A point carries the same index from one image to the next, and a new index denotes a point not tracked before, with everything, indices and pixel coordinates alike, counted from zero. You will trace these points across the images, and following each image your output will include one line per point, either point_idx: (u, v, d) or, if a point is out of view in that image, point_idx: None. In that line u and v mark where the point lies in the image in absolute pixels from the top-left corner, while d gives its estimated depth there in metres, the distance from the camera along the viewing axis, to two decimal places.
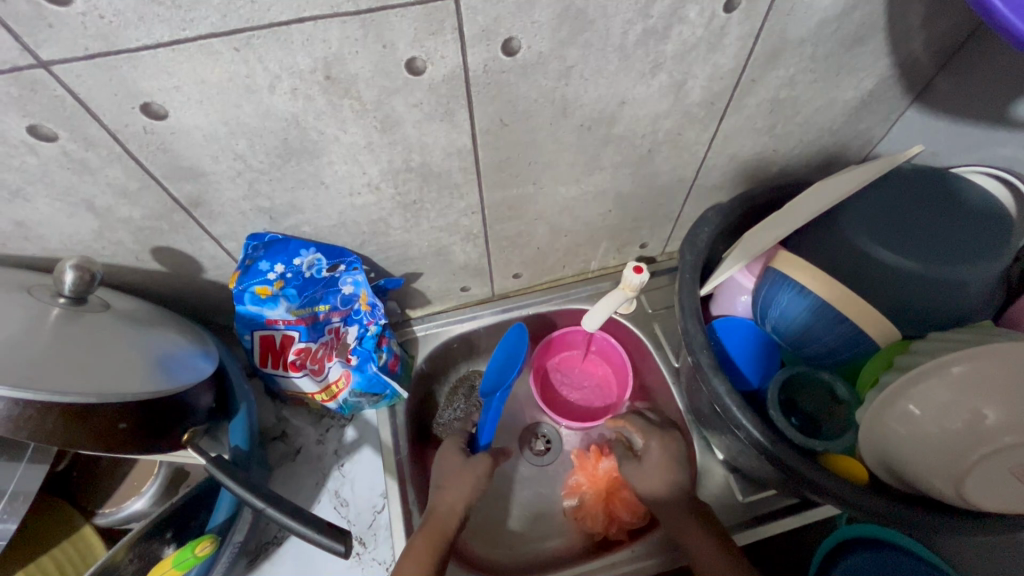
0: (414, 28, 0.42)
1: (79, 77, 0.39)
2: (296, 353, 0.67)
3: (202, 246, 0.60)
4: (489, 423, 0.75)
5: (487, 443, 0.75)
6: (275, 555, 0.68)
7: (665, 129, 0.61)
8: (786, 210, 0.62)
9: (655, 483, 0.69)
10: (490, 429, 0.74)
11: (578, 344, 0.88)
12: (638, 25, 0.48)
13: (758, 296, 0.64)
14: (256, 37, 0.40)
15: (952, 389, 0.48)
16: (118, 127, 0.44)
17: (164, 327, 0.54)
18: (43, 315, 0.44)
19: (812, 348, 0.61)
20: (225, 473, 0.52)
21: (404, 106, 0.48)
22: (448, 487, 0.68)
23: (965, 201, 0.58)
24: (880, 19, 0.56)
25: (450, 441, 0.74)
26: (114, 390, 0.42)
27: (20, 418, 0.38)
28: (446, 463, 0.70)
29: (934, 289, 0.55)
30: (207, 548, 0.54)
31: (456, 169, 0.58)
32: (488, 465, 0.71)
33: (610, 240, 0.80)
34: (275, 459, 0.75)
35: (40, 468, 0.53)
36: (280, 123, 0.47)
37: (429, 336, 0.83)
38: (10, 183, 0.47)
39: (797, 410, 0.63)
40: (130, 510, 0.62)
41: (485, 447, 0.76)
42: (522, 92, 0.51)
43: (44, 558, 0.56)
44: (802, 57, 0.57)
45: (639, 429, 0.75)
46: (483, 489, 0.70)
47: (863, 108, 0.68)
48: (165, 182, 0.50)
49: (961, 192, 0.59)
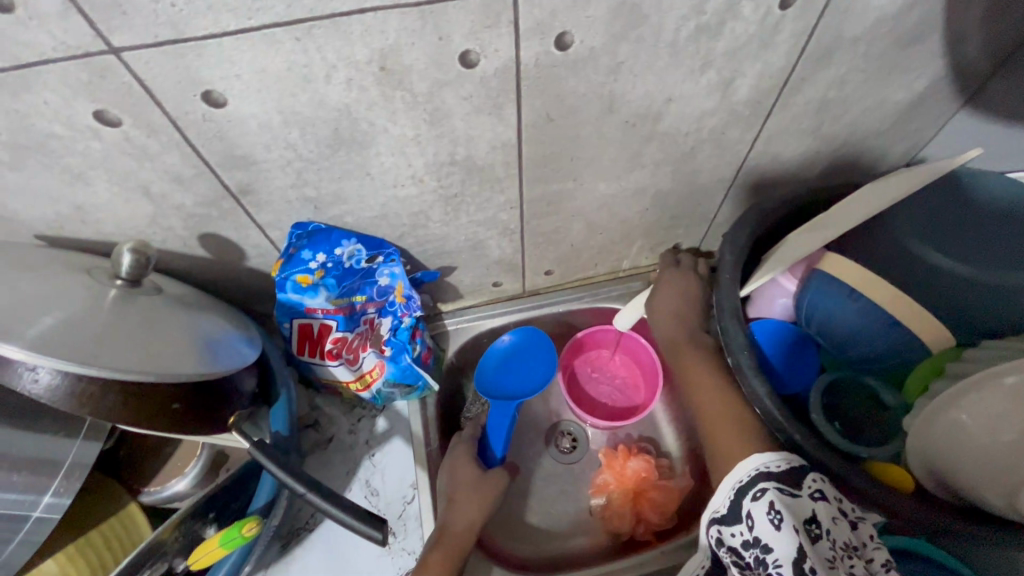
0: (470, 21, 0.42)
1: (147, 64, 0.40)
2: (333, 342, 0.68)
3: (248, 234, 0.61)
4: (499, 432, 0.74)
5: (501, 455, 0.73)
6: (307, 540, 0.70)
7: (709, 128, 0.61)
8: (834, 212, 0.60)
9: (664, 312, 0.70)
10: (501, 436, 0.74)
11: (608, 344, 0.88)
12: (691, 21, 0.47)
13: (802, 302, 0.62)
14: (318, 27, 0.40)
15: (1009, 401, 0.47)
16: (179, 115, 0.45)
17: (210, 310, 0.55)
18: (102, 295, 0.46)
19: (860, 351, 0.60)
20: (268, 458, 0.52)
21: (454, 98, 0.49)
22: (459, 501, 0.66)
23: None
24: (937, 17, 0.54)
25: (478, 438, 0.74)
26: (167, 370, 0.43)
27: (81, 394, 0.40)
28: (460, 472, 0.68)
29: (997, 299, 0.53)
30: (254, 530, 0.55)
31: (499, 163, 0.58)
32: (505, 480, 0.69)
33: (645, 239, 0.79)
34: (309, 447, 0.76)
35: (94, 444, 0.55)
36: (333, 113, 0.47)
37: (461, 330, 0.84)
38: (73, 167, 0.48)
39: (840, 415, 0.62)
40: (174, 490, 0.63)
41: (500, 460, 0.73)
42: (571, 86, 0.51)
43: (93, 533, 0.58)
44: (854, 56, 0.56)
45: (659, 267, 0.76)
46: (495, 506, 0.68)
47: (912, 109, 0.66)
48: (218, 169, 0.51)
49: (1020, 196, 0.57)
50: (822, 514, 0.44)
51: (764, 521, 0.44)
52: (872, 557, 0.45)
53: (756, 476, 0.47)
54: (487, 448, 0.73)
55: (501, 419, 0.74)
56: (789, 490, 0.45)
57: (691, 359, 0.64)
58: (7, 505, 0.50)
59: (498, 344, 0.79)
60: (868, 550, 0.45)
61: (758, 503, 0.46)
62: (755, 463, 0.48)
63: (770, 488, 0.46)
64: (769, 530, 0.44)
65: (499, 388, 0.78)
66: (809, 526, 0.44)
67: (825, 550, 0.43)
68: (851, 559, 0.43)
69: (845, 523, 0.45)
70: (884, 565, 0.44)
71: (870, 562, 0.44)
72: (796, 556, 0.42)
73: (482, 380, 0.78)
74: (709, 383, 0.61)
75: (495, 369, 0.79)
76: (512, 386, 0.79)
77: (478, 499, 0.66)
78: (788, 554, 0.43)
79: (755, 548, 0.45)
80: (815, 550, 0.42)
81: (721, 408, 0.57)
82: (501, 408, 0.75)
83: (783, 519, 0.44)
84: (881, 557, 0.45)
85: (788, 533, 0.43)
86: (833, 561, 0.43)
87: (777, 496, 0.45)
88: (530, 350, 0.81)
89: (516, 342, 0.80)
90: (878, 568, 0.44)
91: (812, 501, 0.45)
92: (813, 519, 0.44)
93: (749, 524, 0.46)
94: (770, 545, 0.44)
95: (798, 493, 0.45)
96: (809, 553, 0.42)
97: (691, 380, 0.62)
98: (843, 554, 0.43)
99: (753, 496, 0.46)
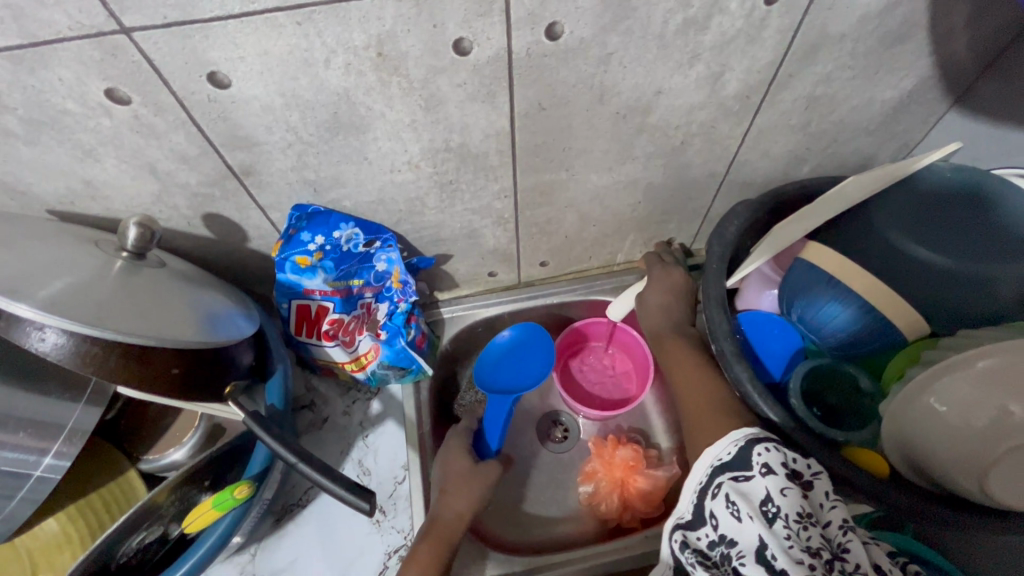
0: (463, 9, 0.44)
1: (155, 44, 0.42)
2: (329, 324, 0.70)
3: (250, 215, 0.63)
4: (496, 426, 0.75)
5: (496, 449, 0.74)
6: (300, 516, 0.72)
7: (699, 122, 0.62)
8: (821, 203, 0.62)
9: (653, 302, 0.71)
10: (497, 430, 0.75)
11: (601, 336, 0.89)
12: (679, 14, 0.49)
13: (785, 286, 0.65)
14: (318, 12, 0.42)
15: (976, 385, 0.48)
16: (185, 94, 0.47)
17: (211, 287, 0.57)
18: (108, 266, 0.48)
19: (837, 338, 0.61)
20: (261, 427, 0.54)
21: (449, 85, 0.51)
22: (450, 492, 0.66)
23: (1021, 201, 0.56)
24: (922, 17, 0.56)
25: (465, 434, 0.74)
26: (167, 335, 0.45)
27: (85, 354, 0.42)
28: (452, 463, 0.69)
29: (977, 287, 0.53)
30: (245, 492, 0.57)
31: (493, 151, 0.60)
32: (498, 473, 0.70)
33: (638, 233, 0.81)
34: (303, 426, 0.78)
35: (95, 410, 0.57)
36: (332, 97, 0.49)
37: (455, 318, 0.85)
38: (84, 143, 0.51)
39: (819, 401, 0.64)
40: (170, 459, 0.66)
41: (495, 454, 0.74)
42: (562, 76, 0.53)
43: (94, 495, 0.61)
44: (840, 53, 0.57)
45: (648, 262, 0.78)
46: (490, 496, 0.69)
47: (902, 109, 0.68)
48: (222, 150, 0.53)
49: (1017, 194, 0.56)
50: (774, 493, 0.44)
51: (725, 514, 0.46)
52: (828, 520, 0.45)
53: (713, 471, 0.48)
54: (483, 441, 0.75)
55: (498, 413, 0.75)
56: (742, 475, 0.46)
57: (675, 346, 0.66)
58: (13, 463, 0.53)
59: (498, 340, 0.81)
60: (823, 513, 0.45)
61: (717, 500, 0.47)
62: (709, 458, 0.49)
63: (725, 481, 0.47)
64: (731, 524, 0.45)
65: (501, 383, 0.79)
66: (764, 508, 0.44)
67: (780, 530, 0.43)
68: (806, 531, 0.43)
69: (797, 492, 0.44)
70: (840, 527, 0.44)
71: (828, 527, 0.44)
72: (759, 544, 0.43)
73: (481, 374, 0.79)
74: (693, 363, 0.63)
75: (493, 364, 0.80)
76: (512, 381, 0.79)
77: (472, 484, 0.67)
78: (751, 544, 0.44)
79: (721, 545, 0.46)
80: (773, 533, 0.43)
81: (700, 392, 0.59)
82: (499, 401, 0.76)
83: (740, 509, 0.45)
84: (837, 518, 0.45)
85: (747, 523, 0.44)
86: (790, 539, 0.42)
87: (731, 488, 0.46)
88: (530, 347, 0.81)
89: (515, 338, 0.81)
90: (835, 532, 0.44)
91: (764, 479, 0.45)
92: (767, 499, 0.45)
93: (713, 524, 0.46)
94: (734, 538, 0.45)
95: (750, 477, 0.46)
96: (768, 538, 0.43)
97: (675, 363, 0.64)
98: (798, 528, 0.43)
99: (711, 495, 0.47)
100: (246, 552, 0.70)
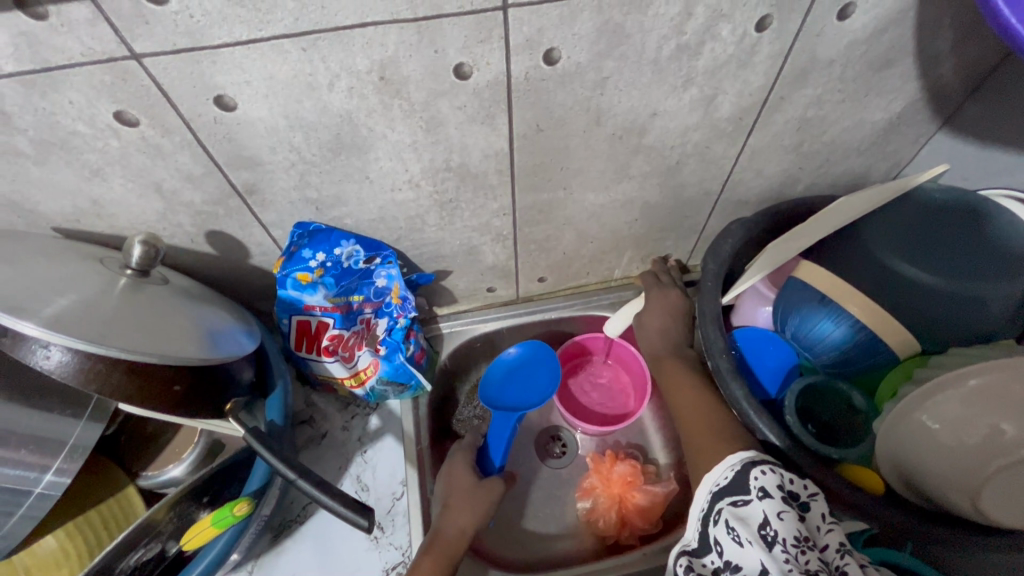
0: (464, 36, 0.46)
1: (165, 69, 0.44)
2: (329, 339, 0.70)
3: (252, 233, 0.64)
4: (500, 444, 0.75)
5: (499, 465, 0.74)
6: (297, 532, 0.72)
7: (693, 142, 0.64)
8: (812, 224, 0.64)
9: (652, 322, 0.72)
10: (500, 447, 0.74)
11: (600, 351, 0.90)
12: (672, 40, 0.51)
13: (782, 305, 0.66)
14: (323, 39, 0.44)
15: (966, 404, 0.49)
16: (192, 116, 0.48)
17: (214, 304, 0.58)
18: (112, 284, 0.49)
19: (831, 354, 0.63)
20: (263, 444, 0.54)
21: (449, 108, 0.52)
22: (454, 508, 0.66)
23: (1009, 223, 0.57)
24: (908, 44, 0.57)
25: (461, 453, 0.74)
26: (169, 352, 0.46)
27: (88, 371, 0.43)
28: (454, 479, 0.70)
29: (959, 305, 0.54)
30: (245, 509, 0.58)
31: (492, 171, 0.61)
32: (501, 491, 0.70)
33: (635, 250, 0.82)
34: (302, 441, 0.78)
35: (96, 427, 0.57)
36: (335, 119, 0.51)
37: (454, 333, 0.86)
38: (92, 162, 0.52)
39: (813, 418, 0.65)
40: (170, 475, 0.66)
41: (497, 470, 0.74)
42: (558, 99, 0.54)
43: (93, 512, 0.62)
44: (830, 77, 0.59)
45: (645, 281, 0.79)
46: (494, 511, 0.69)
47: (892, 130, 0.69)
48: (226, 169, 0.54)
49: (1006, 215, 0.58)
50: (773, 516, 0.45)
51: (728, 540, 0.46)
52: (826, 543, 0.45)
53: (715, 496, 0.49)
54: (485, 456, 0.74)
55: (502, 431, 0.75)
56: (741, 499, 0.47)
57: (671, 366, 0.67)
58: (13, 479, 0.53)
59: (504, 357, 0.82)
60: (820, 536, 0.45)
61: (719, 526, 0.47)
62: (708, 484, 0.50)
63: (726, 506, 0.47)
64: (733, 549, 0.45)
65: (506, 399, 0.79)
66: (763, 532, 0.44)
67: (780, 554, 0.43)
68: (805, 554, 0.43)
69: (793, 515, 0.44)
70: (837, 550, 0.44)
71: (825, 550, 0.45)
72: (761, 568, 0.43)
73: (486, 392, 0.79)
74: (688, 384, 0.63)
75: (500, 381, 0.81)
76: (516, 398, 0.79)
77: (473, 500, 0.67)
78: (753, 569, 0.44)
79: (726, 572, 0.45)
80: (773, 557, 0.43)
81: (696, 410, 0.59)
82: (502, 420, 0.75)
83: (740, 534, 0.45)
84: (835, 542, 0.45)
85: (749, 548, 0.44)
86: (789, 562, 0.42)
87: (729, 514, 0.47)
88: (536, 365, 0.82)
89: (521, 355, 0.82)
90: (833, 555, 0.44)
91: (761, 502, 0.46)
92: (765, 522, 0.45)
93: (718, 550, 0.47)
94: (737, 563, 0.45)
95: (748, 501, 0.46)
96: (768, 563, 0.43)
97: (672, 383, 0.65)
98: (796, 551, 0.43)
99: (713, 521, 0.48)
100: (243, 570, 0.69)
